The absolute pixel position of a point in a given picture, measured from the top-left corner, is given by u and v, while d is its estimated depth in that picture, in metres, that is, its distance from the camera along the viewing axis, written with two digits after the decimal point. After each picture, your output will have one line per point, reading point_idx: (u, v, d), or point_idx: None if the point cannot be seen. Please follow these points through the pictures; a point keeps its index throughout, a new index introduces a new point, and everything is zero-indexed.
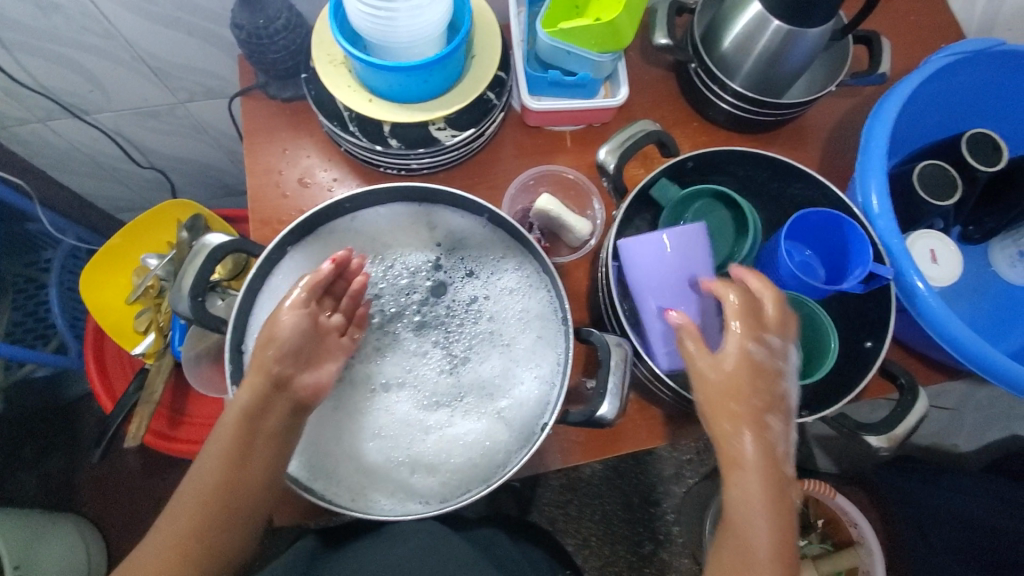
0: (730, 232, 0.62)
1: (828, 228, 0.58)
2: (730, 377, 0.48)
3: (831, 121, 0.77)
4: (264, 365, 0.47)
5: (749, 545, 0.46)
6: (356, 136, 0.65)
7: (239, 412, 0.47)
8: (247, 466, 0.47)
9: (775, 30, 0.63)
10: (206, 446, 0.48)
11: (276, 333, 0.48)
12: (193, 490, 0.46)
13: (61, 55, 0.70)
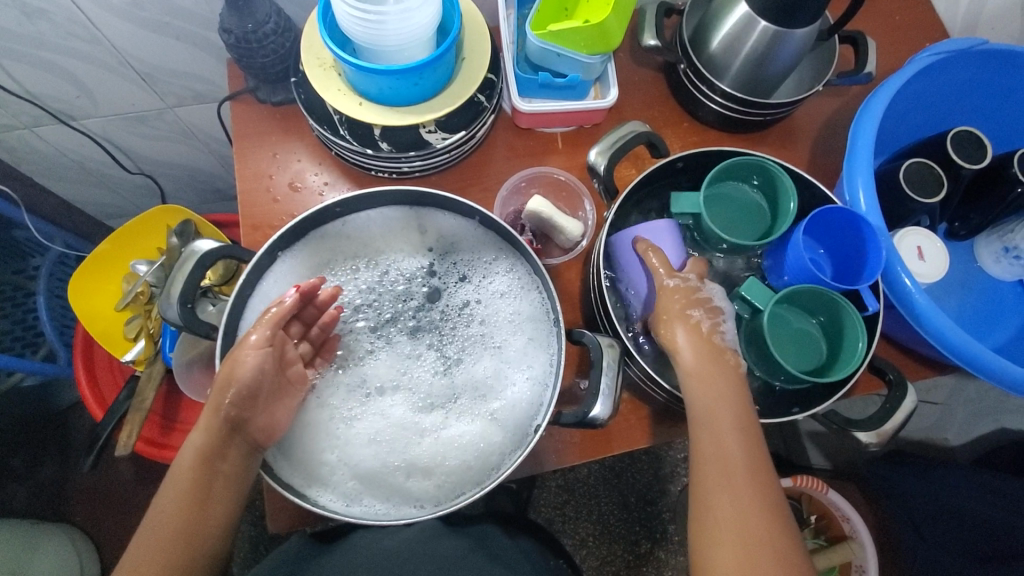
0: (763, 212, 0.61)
1: (849, 231, 0.57)
2: (711, 377, 0.50)
3: (819, 121, 0.77)
4: (219, 407, 0.45)
5: (751, 542, 0.45)
6: (347, 140, 0.65)
7: (194, 455, 0.45)
8: (207, 507, 0.44)
9: (762, 31, 0.63)
10: (160, 490, 0.45)
11: (233, 376, 0.45)
12: (157, 526, 0.43)
13: (47, 60, 0.69)
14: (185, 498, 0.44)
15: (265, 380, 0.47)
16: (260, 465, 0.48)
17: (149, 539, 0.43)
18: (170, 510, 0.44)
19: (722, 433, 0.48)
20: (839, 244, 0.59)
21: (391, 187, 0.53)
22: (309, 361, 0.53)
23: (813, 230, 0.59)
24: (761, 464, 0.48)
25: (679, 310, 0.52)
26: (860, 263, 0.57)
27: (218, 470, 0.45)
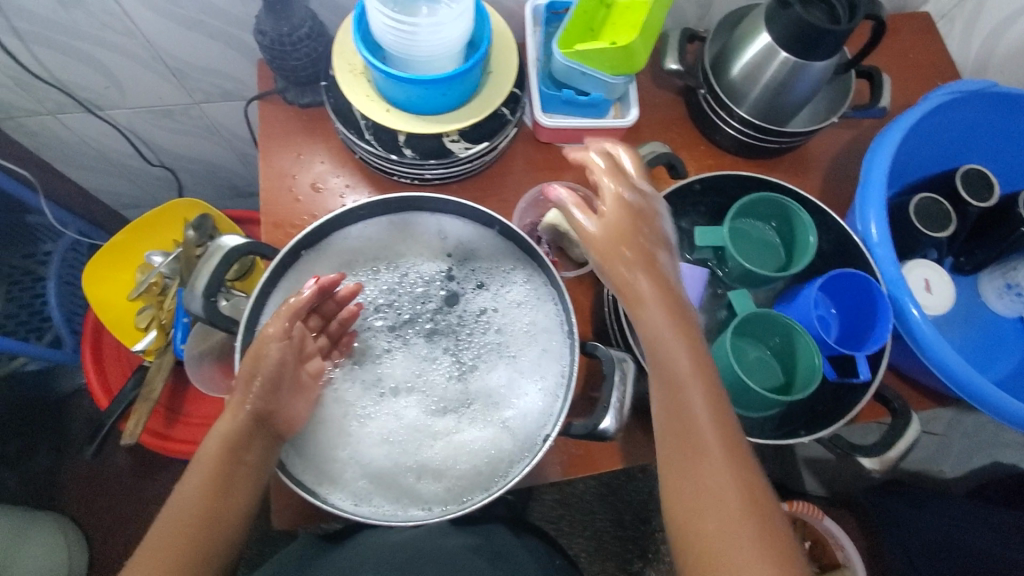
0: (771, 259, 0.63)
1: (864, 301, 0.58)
2: (663, 318, 0.46)
3: (832, 151, 0.79)
4: (243, 400, 0.46)
5: (734, 532, 0.43)
6: (372, 145, 0.66)
7: (220, 443, 0.45)
8: (229, 496, 0.44)
9: (782, 61, 0.66)
10: (185, 474, 0.45)
11: (256, 368, 0.46)
12: (173, 516, 0.43)
13: (79, 49, 0.70)
14: (203, 493, 0.44)
15: (284, 375, 0.47)
16: (277, 464, 0.48)
17: (163, 535, 0.42)
18: (183, 505, 0.43)
19: (688, 412, 0.45)
20: (853, 309, 0.60)
21: (416, 196, 0.56)
22: (328, 353, 0.54)
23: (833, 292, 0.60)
24: (728, 423, 0.45)
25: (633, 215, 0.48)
26: (867, 332, 0.59)
27: (238, 466, 0.45)
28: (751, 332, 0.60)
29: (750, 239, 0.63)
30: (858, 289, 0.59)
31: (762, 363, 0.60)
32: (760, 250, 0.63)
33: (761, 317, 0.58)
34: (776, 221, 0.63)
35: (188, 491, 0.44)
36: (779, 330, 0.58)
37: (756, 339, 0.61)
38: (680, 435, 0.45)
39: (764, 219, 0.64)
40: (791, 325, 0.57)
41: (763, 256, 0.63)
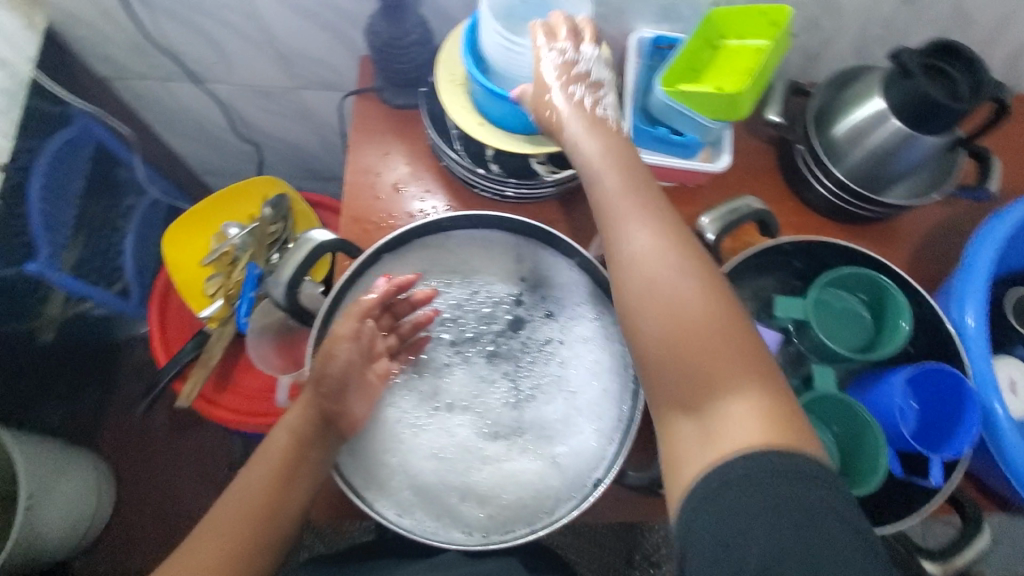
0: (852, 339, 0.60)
1: (952, 401, 0.55)
2: (620, 154, 0.54)
3: (925, 227, 0.76)
4: (316, 400, 0.51)
5: (698, 362, 0.44)
6: (460, 155, 0.67)
7: (289, 436, 0.51)
8: (290, 488, 0.49)
9: (893, 128, 0.63)
10: (251, 464, 0.51)
11: (326, 373, 0.50)
12: (240, 500, 0.48)
13: (199, 25, 0.74)
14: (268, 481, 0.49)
15: (346, 374, 0.51)
16: (336, 466, 0.49)
17: (230, 512, 0.48)
18: (251, 488, 0.49)
19: (631, 243, 0.50)
20: (938, 408, 0.57)
21: (497, 214, 0.55)
22: (395, 352, 0.55)
23: (919, 387, 0.57)
24: (674, 240, 0.49)
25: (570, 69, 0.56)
26: (948, 434, 0.55)
27: (301, 463, 0.50)
28: (818, 414, 0.57)
29: (835, 315, 0.59)
30: (948, 389, 0.55)
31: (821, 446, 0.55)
32: (845, 322, 0.60)
33: (837, 402, 0.56)
34: (864, 292, 0.60)
35: (255, 478, 0.49)
36: (851, 420, 0.55)
37: (818, 422, 0.57)
38: (631, 271, 0.49)
39: (852, 291, 0.60)
40: (868, 420, 0.54)
41: (848, 330, 0.59)
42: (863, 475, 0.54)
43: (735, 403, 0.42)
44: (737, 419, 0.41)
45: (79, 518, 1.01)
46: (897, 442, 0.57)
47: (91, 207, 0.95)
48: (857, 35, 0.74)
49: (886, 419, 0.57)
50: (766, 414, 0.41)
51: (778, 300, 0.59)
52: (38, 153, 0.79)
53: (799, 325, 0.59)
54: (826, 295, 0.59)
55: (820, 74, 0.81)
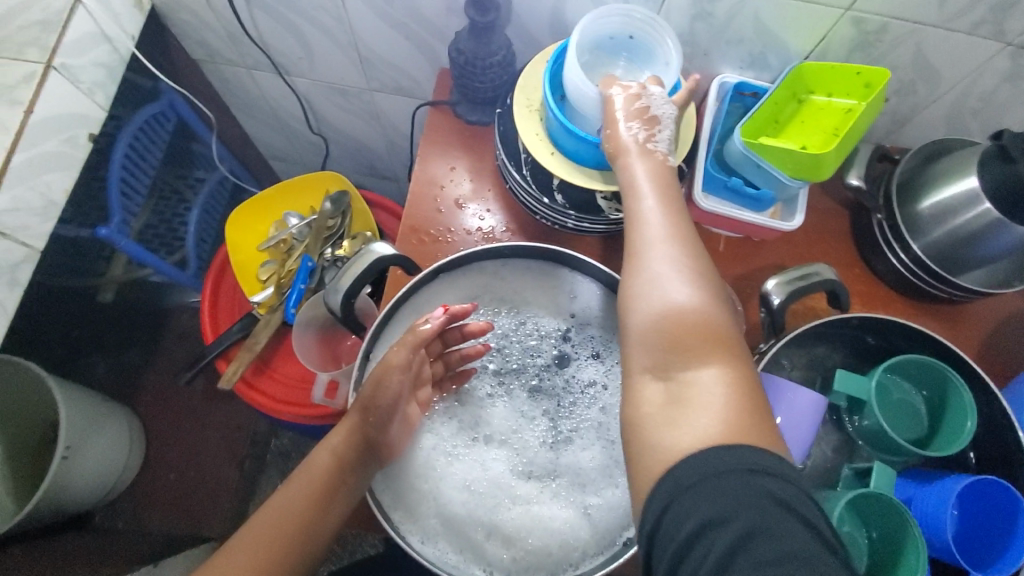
0: (909, 429, 0.57)
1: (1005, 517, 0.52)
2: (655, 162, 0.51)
3: (1002, 316, 0.71)
4: (362, 427, 0.52)
5: (684, 353, 0.42)
6: (526, 181, 0.66)
7: (330, 457, 0.52)
8: (328, 510, 0.51)
9: (982, 212, 0.59)
10: (287, 481, 0.52)
11: (375, 400, 0.51)
12: (277, 517, 0.50)
13: (291, 22, 0.75)
14: (303, 498, 0.51)
15: (395, 401, 0.52)
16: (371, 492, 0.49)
17: (262, 527, 0.49)
18: (285, 504, 0.50)
19: (638, 213, 0.48)
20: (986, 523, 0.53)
21: (552, 247, 0.55)
22: (439, 381, 0.57)
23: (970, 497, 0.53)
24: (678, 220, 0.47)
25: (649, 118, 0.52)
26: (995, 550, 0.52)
27: (339, 486, 0.51)
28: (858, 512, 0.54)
29: (891, 402, 0.57)
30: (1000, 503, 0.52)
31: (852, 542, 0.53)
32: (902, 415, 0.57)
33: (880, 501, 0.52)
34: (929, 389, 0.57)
35: (292, 497, 0.51)
36: (893, 527, 0.52)
37: (857, 520, 0.54)
38: (637, 244, 0.46)
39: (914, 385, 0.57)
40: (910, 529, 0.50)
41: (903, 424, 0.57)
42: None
43: (703, 376, 0.41)
44: (707, 405, 0.39)
45: (109, 472, 1.05)
46: (936, 550, 0.53)
47: (164, 178, 0.99)
48: (957, 105, 0.70)
49: (933, 527, 0.53)
50: (740, 406, 0.39)
51: (838, 375, 0.56)
52: (126, 125, 0.83)
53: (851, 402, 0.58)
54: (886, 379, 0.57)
55: (908, 139, 0.77)
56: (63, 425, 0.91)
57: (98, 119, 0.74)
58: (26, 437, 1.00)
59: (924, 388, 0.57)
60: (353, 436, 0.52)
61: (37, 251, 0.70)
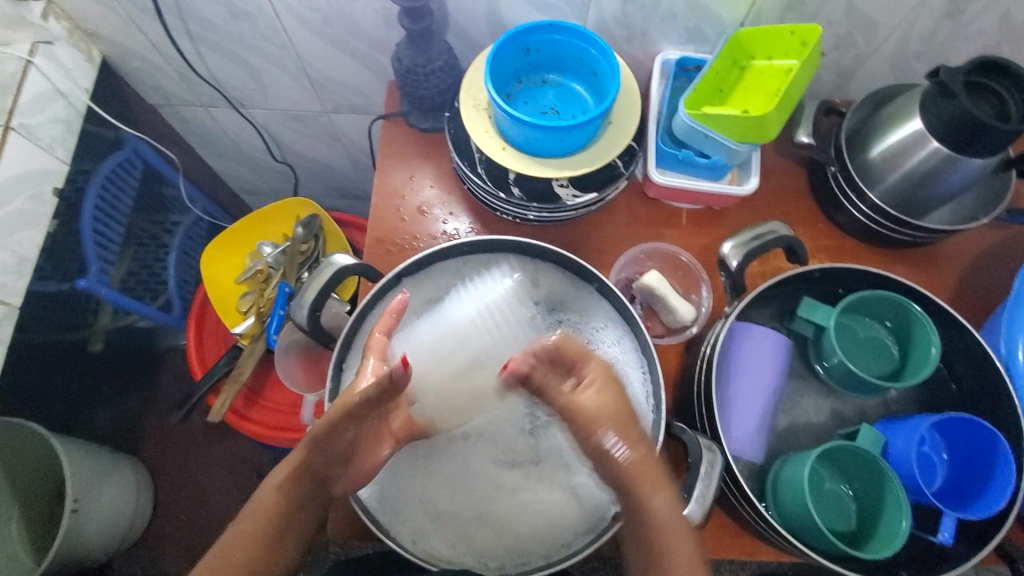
0: (873, 360, 0.58)
1: (984, 451, 0.53)
2: (608, 399, 0.50)
3: (971, 253, 0.71)
4: (311, 468, 0.50)
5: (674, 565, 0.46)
6: (482, 179, 0.67)
7: (274, 493, 0.50)
8: (280, 547, 0.50)
9: (932, 150, 0.60)
10: (237, 517, 0.50)
11: (330, 441, 0.49)
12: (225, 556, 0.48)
13: (237, 55, 0.77)
14: (253, 542, 0.48)
15: (351, 445, 0.50)
16: (355, 497, 0.50)
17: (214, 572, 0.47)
18: (239, 545, 0.48)
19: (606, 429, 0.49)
20: (970, 463, 0.54)
21: (510, 237, 0.56)
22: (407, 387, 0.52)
23: (945, 433, 0.55)
24: (652, 462, 0.48)
25: (586, 351, 0.52)
26: (983, 489, 0.53)
27: (289, 522, 0.50)
28: (837, 465, 0.56)
29: (857, 337, 0.59)
30: (979, 440, 0.53)
31: (835, 499, 0.56)
32: (868, 349, 0.59)
33: (854, 452, 0.53)
34: (893, 320, 0.58)
35: (238, 536, 0.49)
36: (871, 475, 0.53)
37: (841, 475, 0.56)
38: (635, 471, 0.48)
39: (878, 318, 0.59)
40: (889, 476, 0.51)
41: (870, 359, 0.58)
42: (878, 542, 0.50)
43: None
44: None
45: (122, 521, 1.06)
46: (921, 494, 0.53)
47: (139, 224, 1.00)
48: (898, 50, 0.70)
49: (908, 472, 0.54)
50: None
51: (804, 305, 0.57)
52: (93, 176, 0.85)
53: (819, 332, 0.58)
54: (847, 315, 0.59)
55: (856, 90, 0.78)
56: (68, 479, 0.91)
57: (60, 171, 0.76)
58: (35, 497, 1.01)
59: (889, 321, 0.58)
60: (303, 471, 0.50)
61: (15, 308, 0.73)
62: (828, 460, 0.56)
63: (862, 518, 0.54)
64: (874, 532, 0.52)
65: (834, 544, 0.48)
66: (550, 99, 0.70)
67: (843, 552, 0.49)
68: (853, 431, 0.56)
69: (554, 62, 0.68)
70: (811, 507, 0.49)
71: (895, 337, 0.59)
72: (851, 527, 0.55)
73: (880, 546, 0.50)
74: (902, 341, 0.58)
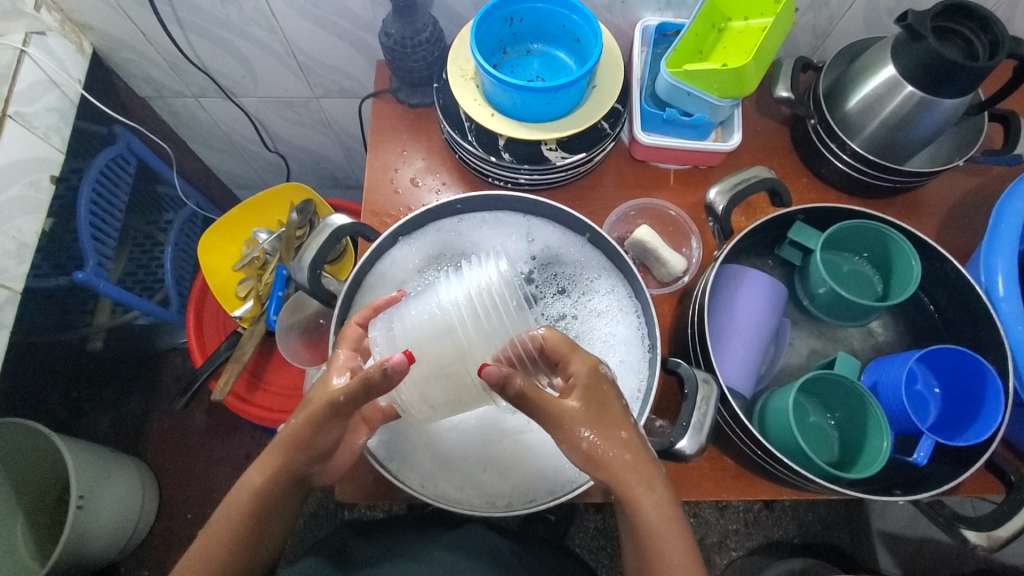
0: (855, 287, 0.64)
1: (969, 378, 0.55)
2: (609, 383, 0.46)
3: (951, 198, 0.73)
4: (292, 468, 0.49)
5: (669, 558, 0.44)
6: (473, 145, 0.68)
7: (250, 494, 0.49)
8: (264, 534, 0.50)
9: (907, 95, 0.61)
10: (214, 517, 0.50)
11: (314, 442, 0.48)
12: (206, 554, 0.48)
13: (225, 40, 0.78)
14: (228, 543, 0.48)
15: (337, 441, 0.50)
16: (365, 448, 0.52)
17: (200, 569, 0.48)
18: (217, 544, 0.48)
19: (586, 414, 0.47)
20: (958, 393, 0.56)
21: (505, 193, 0.59)
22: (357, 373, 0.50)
23: (931, 365, 0.57)
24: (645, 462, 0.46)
25: (572, 345, 0.47)
26: (973, 418, 0.54)
27: (269, 514, 0.50)
28: (820, 396, 0.60)
29: (841, 269, 0.64)
30: (964, 370, 0.55)
31: (819, 429, 0.60)
32: (849, 281, 0.64)
33: (830, 381, 0.57)
34: (869, 253, 0.64)
35: (213, 541, 0.48)
36: (852, 404, 0.56)
37: (820, 403, 0.60)
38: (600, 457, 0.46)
39: (856, 251, 0.64)
40: (869, 403, 0.54)
41: (852, 289, 0.64)
42: (863, 462, 0.54)
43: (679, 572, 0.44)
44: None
45: (127, 519, 1.05)
46: (909, 426, 0.55)
47: (134, 222, 1.01)
48: (870, 6, 0.73)
49: (902, 408, 0.55)
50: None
51: (794, 229, 0.62)
52: (87, 170, 0.85)
53: (807, 258, 0.63)
54: (830, 249, 0.64)
55: (831, 49, 0.81)
56: (72, 475, 0.91)
57: (57, 161, 0.78)
58: (39, 499, 1.00)
59: (865, 253, 0.64)
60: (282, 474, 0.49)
61: (17, 293, 0.76)
62: (806, 393, 0.60)
63: (845, 443, 0.58)
64: (858, 454, 0.55)
65: (821, 470, 0.51)
66: (535, 68, 0.72)
67: (834, 475, 0.51)
68: (832, 361, 0.59)
69: (538, 31, 0.70)
70: (798, 435, 0.51)
71: (873, 267, 0.64)
72: (837, 455, 0.59)
73: (863, 467, 0.53)
74: (881, 269, 0.63)
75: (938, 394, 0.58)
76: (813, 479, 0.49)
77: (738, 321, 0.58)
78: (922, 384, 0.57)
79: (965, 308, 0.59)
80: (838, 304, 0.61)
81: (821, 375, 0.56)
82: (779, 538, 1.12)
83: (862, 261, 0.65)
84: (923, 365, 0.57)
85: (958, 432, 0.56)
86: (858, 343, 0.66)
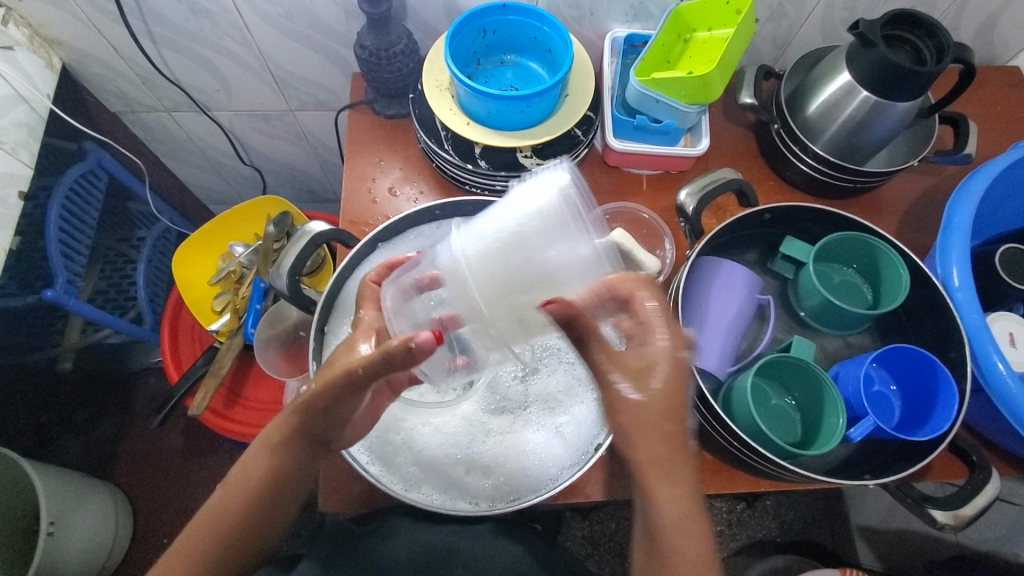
0: (852, 296, 0.67)
1: (922, 373, 0.57)
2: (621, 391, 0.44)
3: (908, 196, 0.77)
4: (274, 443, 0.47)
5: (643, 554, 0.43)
6: (449, 153, 0.70)
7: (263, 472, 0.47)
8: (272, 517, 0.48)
9: (862, 100, 0.64)
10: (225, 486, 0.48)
11: (331, 408, 0.45)
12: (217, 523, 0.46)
13: (197, 53, 0.78)
14: (223, 536, 0.46)
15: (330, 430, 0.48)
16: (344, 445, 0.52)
17: (197, 552, 0.46)
18: (196, 538, 0.46)
19: None
20: (914, 390, 0.59)
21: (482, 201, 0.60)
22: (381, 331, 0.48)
23: (885, 363, 0.60)
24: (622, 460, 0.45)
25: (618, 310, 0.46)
26: (927, 414, 0.57)
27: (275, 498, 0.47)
28: (778, 378, 0.63)
29: (833, 281, 0.67)
30: (919, 367, 0.58)
31: (782, 413, 0.62)
32: (841, 291, 0.67)
33: (789, 363, 0.59)
34: (860, 264, 0.67)
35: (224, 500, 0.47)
36: (811, 385, 0.59)
37: (780, 386, 0.63)
38: None
39: (847, 262, 0.67)
40: (827, 388, 0.56)
41: (845, 299, 0.67)
42: (822, 440, 0.56)
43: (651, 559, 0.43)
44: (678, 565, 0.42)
45: (99, 547, 1.01)
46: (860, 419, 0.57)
47: (104, 240, 0.99)
48: (826, 17, 0.76)
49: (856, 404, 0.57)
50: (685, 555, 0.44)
51: (783, 242, 0.65)
52: (56, 187, 0.83)
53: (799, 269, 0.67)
54: (821, 262, 0.67)
55: (792, 58, 0.84)
56: (43, 501, 0.87)
57: (25, 176, 0.76)
58: None
59: (855, 263, 0.67)
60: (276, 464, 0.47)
61: None
62: (765, 376, 0.63)
63: (805, 423, 0.61)
64: (817, 432, 0.58)
65: (784, 450, 0.53)
66: (509, 78, 0.73)
67: (795, 455, 0.53)
68: (787, 345, 0.62)
69: (510, 42, 0.71)
70: (757, 417, 0.53)
71: (860, 276, 0.67)
72: (800, 435, 0.61)
73: (821, 445, 0.56)
74: (870, 278, 0.66)
75: (897, 392, 0.60)
76: (786, 466, 0.51)
77: (712, 305, 0.60)
78: (882, 382, 0.60)
79: (924, 300, 0.62)
80: (830, 313, 0.64)
81: (775, 358, 0.59)
82: (763, 537, 1.14)
83: (853, 271, 0.68)
84: (877, 362, 0.60)
85: (913, 425, 0.58)
86: (827, 338, 0.68)
